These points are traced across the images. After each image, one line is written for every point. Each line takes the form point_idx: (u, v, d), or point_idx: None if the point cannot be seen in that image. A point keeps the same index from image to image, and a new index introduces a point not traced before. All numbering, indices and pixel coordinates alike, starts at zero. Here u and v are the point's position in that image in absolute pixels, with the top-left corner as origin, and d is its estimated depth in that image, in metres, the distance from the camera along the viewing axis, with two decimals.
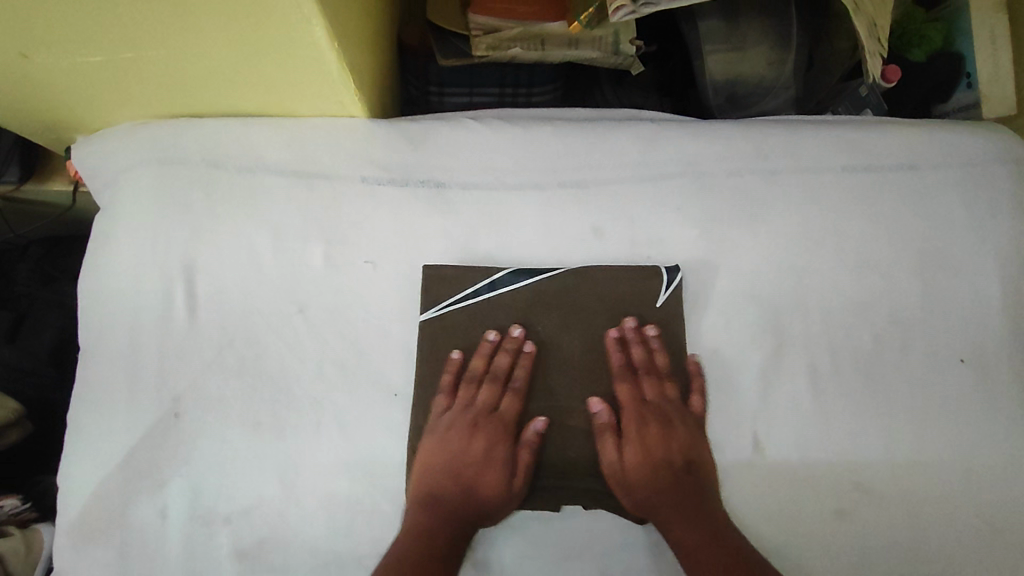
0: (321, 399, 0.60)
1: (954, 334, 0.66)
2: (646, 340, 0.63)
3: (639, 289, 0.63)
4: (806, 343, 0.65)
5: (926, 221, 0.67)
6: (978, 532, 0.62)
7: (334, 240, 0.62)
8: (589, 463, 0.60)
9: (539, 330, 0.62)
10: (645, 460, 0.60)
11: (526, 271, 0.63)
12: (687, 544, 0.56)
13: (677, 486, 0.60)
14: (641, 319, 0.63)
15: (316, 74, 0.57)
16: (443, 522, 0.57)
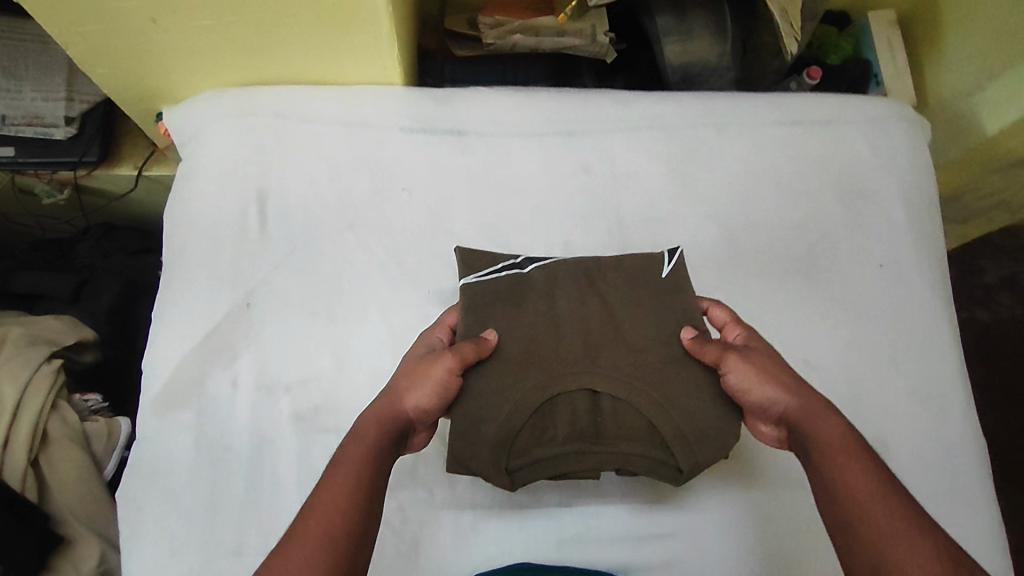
0: (367, 293, 0.74)
1: (874, 243, 0.81)
2: (660, 304, 0.67)
3: (645, 265, 0.70)
4: (757, 253, 0.80)
5: (846, 160, 0.84)
6: (907, 398, 0.76)
7: (380, 173, 0.79)
8: (618, 428, 0.62)
9: (562, 303, 0.67)
10: (789, 399, 0.59)
11: (534, 258, 0.70)
12: (852, 485, 0.53)
13: (825, 428, 0.57)
14: (649, 290, 0.69)
15: (370, 40, 0.75)
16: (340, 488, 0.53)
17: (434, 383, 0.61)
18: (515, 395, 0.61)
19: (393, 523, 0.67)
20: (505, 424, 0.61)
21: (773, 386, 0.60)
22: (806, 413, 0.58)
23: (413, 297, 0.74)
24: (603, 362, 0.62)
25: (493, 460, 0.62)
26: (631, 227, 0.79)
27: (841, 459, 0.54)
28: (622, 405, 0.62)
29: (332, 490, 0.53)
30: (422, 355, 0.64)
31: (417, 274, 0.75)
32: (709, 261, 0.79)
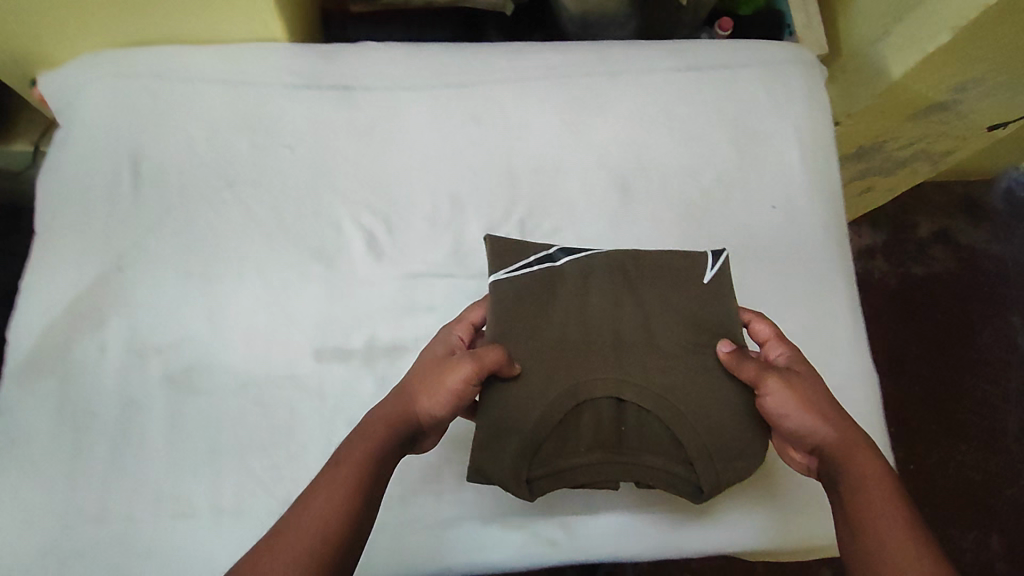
0: (246, 252, 0.73)
1: (766, 185, 0.81)
2: (695, 306, 0.68)
3: (685, 266, 0.71)
4: (649, 198, 0.79)
5: (739, 103, 0.83)
6: (795, 337, 0.76)
7: (261, 131, 0.76)
8: (641, 436, 0.62)
9: (594, 308, 0.66)
10: (828, 427, 0.60)
11: (564, 249, 0.71)
12: (886, 529, 0.54)
13: (863, 467, 0.58)
14: (688, 290, 0.69)
15: None
16: (341, 493, 0.54)
17: (449, 390, 0.60)
18: (540, 404, 0.62)
19: (266, 481, 0.67)
20: (529, 434, 0.62)
21: (810, 413, 0.60)
22: (846, 448, 0.59)
23: (292, 254, 0.74)
24: (630, 370, 0.62)
25: (513, 470, 0.62)
26: (521, 176, 0.78)
27: (875, 501, 0.56)
28: (645, 413, 0.62)
29: (323, 489, 0.55)
30: (439, 358, 0.64)
31: (300, 233, 0.74)
32: (600, 209, 0.78)
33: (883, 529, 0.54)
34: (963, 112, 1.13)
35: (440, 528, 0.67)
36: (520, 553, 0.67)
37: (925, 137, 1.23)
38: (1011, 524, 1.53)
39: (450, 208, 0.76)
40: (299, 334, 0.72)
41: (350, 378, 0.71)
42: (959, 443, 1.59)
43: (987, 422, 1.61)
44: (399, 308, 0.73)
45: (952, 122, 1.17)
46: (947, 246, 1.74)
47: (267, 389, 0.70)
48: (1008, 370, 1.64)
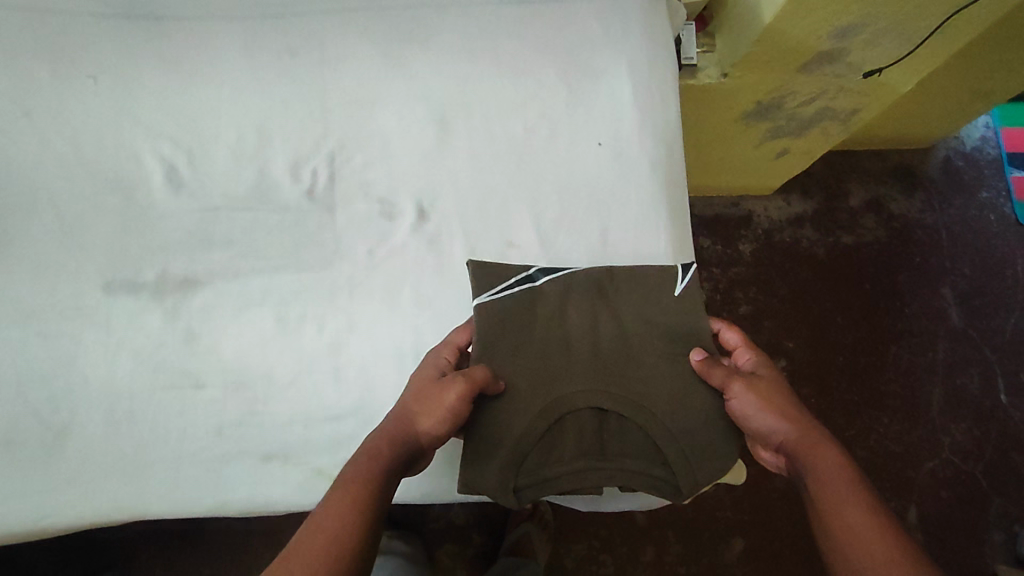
0: (40, 182, 0.71)
1: (593, 122, 0.78)
2: (669, 328, 0.69)
3: (662, 277, 0.71)
4: (469, 134, 0.77)
5: (571, 39, 0.80)
6: None
7: (61, 59, 0.73)
8: (621, 445, 0.66)
9: (560, 330, 0.69)
10: (790, 426, 0.59)
11: (544, 269, 0.71)
12: (844, 521, 0.51)
13: (816, 461, 0.56)
14: (660, 303, 0.70)
15: None
16: (341, 507, 0.52)
17: (445, 410, 0.60)
18: (527, 418, 0.65)
19: (43, 411, 0.67)
20: (512, 445, 0.64)
21: (771, 413, 0.60)
22: (805, 442, 0.58)
23: (87, 184, 0.72)
24: (637, 388, 0.67)
25: (501, 478, 0.64)
26: (334, 110, 0.76)
27: (837, 492, 0.53)
28: (626, 423, 0.66)
29: (333, 503, 0.53)
30: (415, 380, 0.63)
31: (97, 165, 0.72)
32: (416, 145, 0.76)
33: (836, 505, 0.52)
34: (854, 62, 1.07)
35: (217, 465, 0.67)
36: (295, 494, 0.67)
37: (823, 91, 1.15)
38: (929, 499, 1.34)
39: (256, 140, 0.74)
40: (90, 267, 0.70)
41: (140, 311, 0.70)
42: (880, 415, 1.39)
43: (910, 393, 1.41)
44: (196, 241, 0.72)
45: (846, 75, 1.10)
46: (878, 215, 1.55)
47: (51, 317, 0.68)
48: (936, 340, 1.45)
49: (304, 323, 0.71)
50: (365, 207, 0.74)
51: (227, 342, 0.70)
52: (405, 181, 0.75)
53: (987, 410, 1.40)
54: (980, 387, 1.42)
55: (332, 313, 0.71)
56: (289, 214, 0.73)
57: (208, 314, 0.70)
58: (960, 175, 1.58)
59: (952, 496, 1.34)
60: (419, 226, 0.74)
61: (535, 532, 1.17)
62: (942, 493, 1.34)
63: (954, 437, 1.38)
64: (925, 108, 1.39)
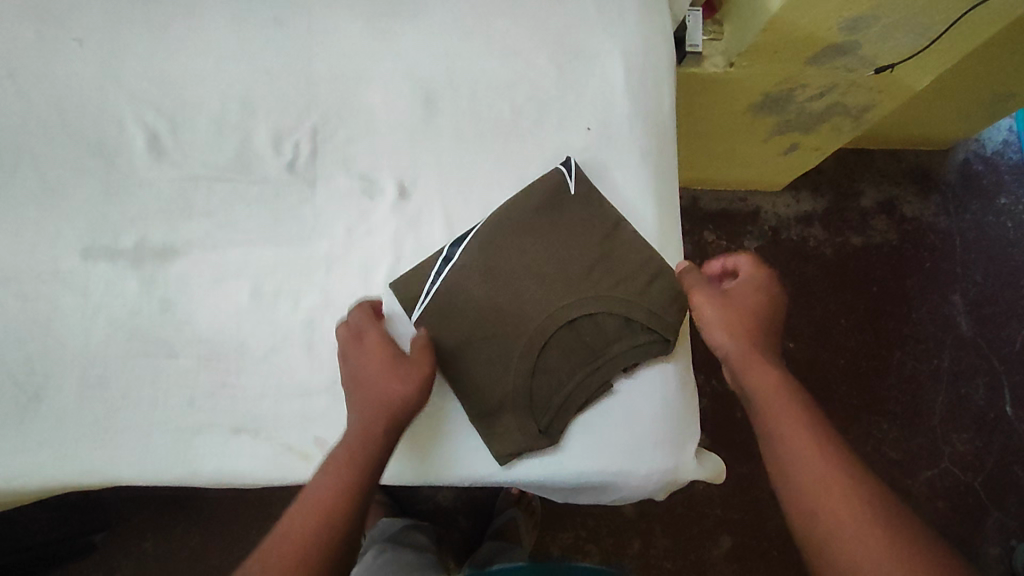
0: (21, 144, 0.71)
1: (584, 105, 0.76)
2: (598, 252, 0.70)
3: (560, 221, 0.71)
4: (454, 112, 0.75)
5: (566, 18, 0.78)
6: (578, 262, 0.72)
7: (47, 20, 0.73)
8: (604, 336, 0.68)
9: (509, 275, 0.69)
10: (744, 346, 0.63)
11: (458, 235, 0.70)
12: (785, 438, 0.56)
13: (763, 379, 0.60)
14: (571, 241, 0.71)
15: None
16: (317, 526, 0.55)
17: (414, 379, 0.62)
18: (508, 373, 0.67)
19: (17, 372, 0.65)
20: (511, 406, 0.67)
21: (725, 332, 0.64)
22: (750, 360, 0.62)
23: (70, 148, 0.71)
24: (591, 303, 0.68)
25: (523, 428, 0.66)
26: (319, 83, 0.74)
27: (779, 410, 0.58)
28: (598, 318, 0.68)
29: (306, 525, 0.55)
30: (371, 356, 0.63)
31: (80, 130, 0.72)
32: (399, 121, 0.74)
33: (780, 425, 0.57)
34: (867, 57, 1.03)
35: (187, 434, 0.65)
36: (265, 464, 0.65)
37: (834, 86, 1.12)
38: (925, 508, 1.31)
39: (239, 110, 0.73)
40: (68, 231, 0.69)
41: (118, 277, 0.68)
42: (878, 420, 1.36)
43: (911, 399, 1.38)
44: (175, 210, 0.71)
45: (859, 69, 1.06)
46: (890, 217, 1.50)
47: (29, 281, 0.67)
48: (941, 348, 1.41)
49: (282, 296, 0.69)
50: (347, 183, 0.73)
51: (200, 312, 0.68)
52: (387, 158, 0.73)
53: (990, 420, 1.37)
54: (984, 399, 1.38)
55: (309, 288, 0.69)
56: (268, 187, 0.72)
57: (183, 285, 0.69)
58: (979, 180, 1.53)
59: (948, 505, 1.31)
60: (399, 205, 0.72)
61: (523, 518, 1.17)
62: (937, 502, 1.32)
63: (954, 445, 1.35)
64: (943, 107, 1.34)
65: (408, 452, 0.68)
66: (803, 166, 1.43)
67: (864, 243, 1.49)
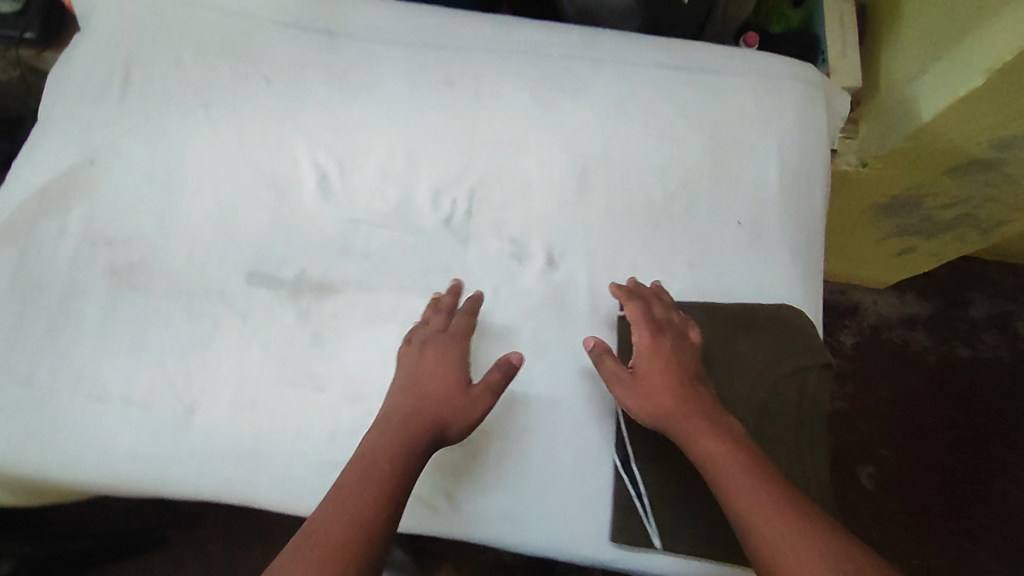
0: (203, 170, 0.76)
1: (736, 199, 0.76)
2: (763, 355, 0.69)
3: (721, 321, 0.71)
4: (607, 189, 0.76)
5: (723, 113, 0.79)
6: (739, 362, 0.69)
7: (242, 59, 0.79)
8: (771, 445, 0.66)
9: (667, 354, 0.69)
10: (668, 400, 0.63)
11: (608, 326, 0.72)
12: (733, 491, 0.56)
13: (692, 428, 0.61)
14: (732, 340, 0.70)
15: None
16: (358, 475, 0.58)
17: (489, 388, 0.65)
18: (672, 477, 0.66)
19: (176, 382, 0.68)
20: (675, 511, 0.65)
21: (649, 394, 0.64)
22: (681, 415, 0.62)
23: (247, 178, 0.76)
24: (758, 408, 0.67)
25: (690, 534, 0.64)
26: (480, 146, 0.78)
27: (720, 461, 0.58)
28: (763, 425, 0.67)
29: (348, 477, 0.58)
30: (433, 369, 0.66)
31: (259, 163, 0.76)
32: (554, 189, 0.76)
33: (727, 475, 0.57)
34: (1011, 175, 0.97)
35: (322, 471, 0.66)
36: None
37: (967, 199, 1.07)
38: None
39: (405, 163, 0.77)
40: (238, 257, 0.73)
41: (276, 306, 0.71)
42: (975, 548, 1.27)
43: (1012, 532, 1.28)
44: (334, 249, 0.74)
45: (999, 185, 1.00)
46: (1003, 333, 1.43)
47: (198, 296, 0.71)
48: None
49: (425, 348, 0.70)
50: (497, 246, 0.74)
51: (347, 350, 0.70)
52: (540, 227, 0.75)
53: None
54: None
55: None
56: (423, 238, 0.74)
57: (338, 321, 0.71)
58: None
59: None
60: (546, 272, 0.73)
61: None
62: None
63: None
64: None
65: (525, 521, 0.65)
66: (919, 267, 1.38)
67: (971, 356, 1.42)
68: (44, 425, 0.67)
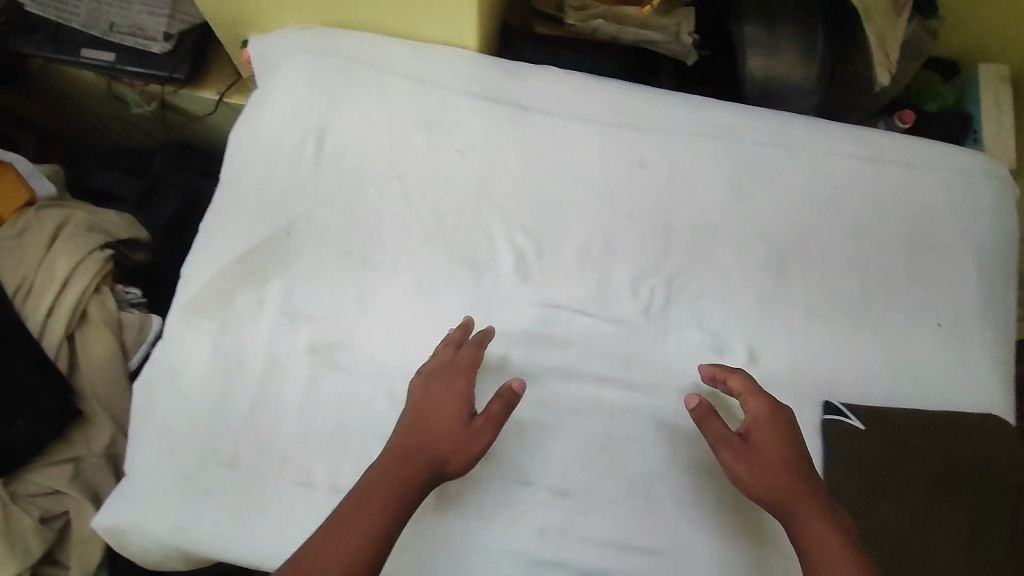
0: (399, 244, 0.74)
1: (934, 300, 0.76)
2: (980, 470, 0.68)
3: (935, 431, 0.70)
4: (806, 283, 0.75)
5: (920, 208, 0.78)
6: (955, 474, 0.68)
7: (436, 130, 0.78)
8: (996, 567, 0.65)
9: (912, 449, 0.69)
10: (774, 475, 0.62)
11: (818, 429, 0.71)
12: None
13: (797, 507, 0.60)
14: (948, 451, 0.69)
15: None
16: (372, 520, 0.56)
17: (447, 413, 0.63)
18: None
19: None
20: None
21: (753, 466, 0.62)
22: (784, 490, 0.61)
23: (445, 256, 0.74)
24: (981, 527, 0.66)
25: None
26: (678, 233, 0.76)
27: (825, 547, 0.58)
28: (988, 545, 0.66)
29: (368, 523, 0.56)
30: (439, 402, 0.64)
31: (456, 240, 0.75)
32: (753, 281, 0.75)
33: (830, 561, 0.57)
34: None
35: (535, 570, 0.65)
36: None
37: None
38: None
39: (602, 247, 0.75)
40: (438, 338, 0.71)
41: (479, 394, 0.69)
42: None
43: None
44: (535, 334, 0.72)
45: None
46: None
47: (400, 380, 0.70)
48: None
49: (632, 441, 0.69)
50: (697, 337, 0.73)
51: (554, 443, 0.69)
52: (739, 322, 0.74)
53: None
54: None
55: (658, 439, 0.70)
56: (624, 327, 0.73)
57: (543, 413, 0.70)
58: None
59: None
60: (749, 369, 0.72)
61: None
62: None
63: None
64: None
65: None
66: None
67: None
68: (255, 508, 0.66)
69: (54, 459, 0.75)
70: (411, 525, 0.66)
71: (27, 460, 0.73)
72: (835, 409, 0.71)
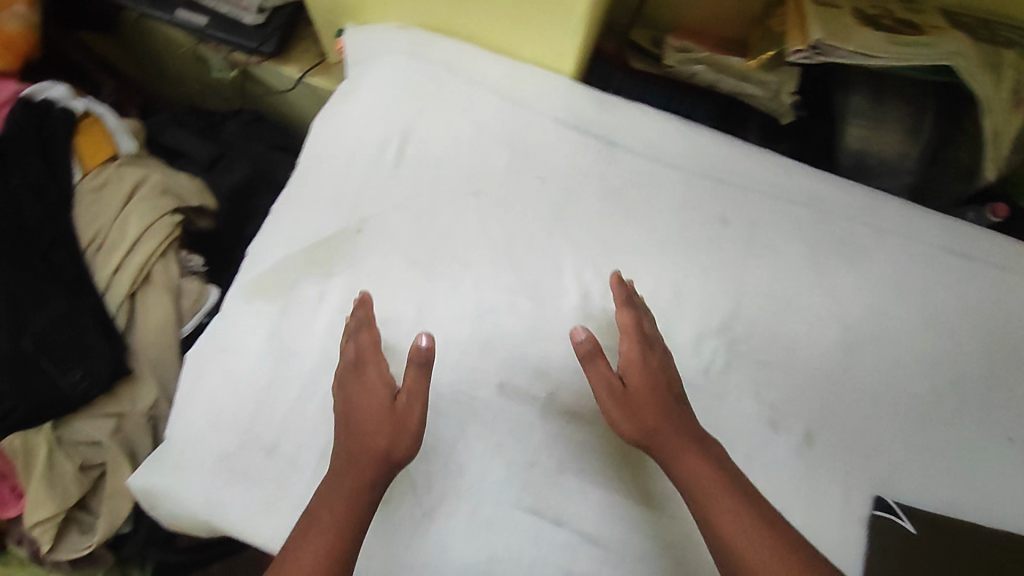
0: (467, 260, 0.74)
1: (1008, 412, 0.72)
2: None
3: (991, 550, 0.66)
4: (875, 369, 0.72)
5: (1004, 312, 0.75)
6: None
7: (521, 153, 0.79)
8: None
9: (956, 555, 0.66)
10: (651, 424, 0.60)
11: (870, 525, 0.67)
12: (728, 527, 0.54)
13: (674, 452, 0.59)
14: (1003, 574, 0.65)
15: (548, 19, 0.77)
16: (321, 537, 0.55)
17: (376, 400, 0.60)
18: None
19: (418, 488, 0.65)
20: None
21: (635, 415, 0.60)
22: (664, 438, 0.59)
23: (510, 279, 0.73)
24: None
25: None
26: (750, 296, 0.74)
27: (707, 492, 0.56)
28: None
29: (318, 542, 0.55)
30: (369, 394, 0.61)
31: (523, 266, 0.74)
32: (819, 358, 0.72)
33: (716, 510, 0.55)
34: None
35: None
36: None
37: None
38: None
39: (671, 298, 0.73)
40: (490, 362, 0.69)
41: (525, 427, 0.67)
42: None
43: None
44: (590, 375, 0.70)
45: None
46: None
47: (446, 399, 0.68)
48: None
49: (674, 503, 0.66)
50: (753, 407, 0.70)
51: (595, 491, 0.66)
52: (800, 399, 0.71)
53: None
54: None
55: None
56: (682, 383, 0.70)
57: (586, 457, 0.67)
58: None
59: None
60: (804, 450, 0.69)
61: None
62: None
63: None
64: None
65: None
66: None
67: None
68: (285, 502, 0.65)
69: (101, 412, 0.76)
70: (397, 531, 0.64)
71: (75, 410, 0.75)
72: (888, 506, 0.67)
